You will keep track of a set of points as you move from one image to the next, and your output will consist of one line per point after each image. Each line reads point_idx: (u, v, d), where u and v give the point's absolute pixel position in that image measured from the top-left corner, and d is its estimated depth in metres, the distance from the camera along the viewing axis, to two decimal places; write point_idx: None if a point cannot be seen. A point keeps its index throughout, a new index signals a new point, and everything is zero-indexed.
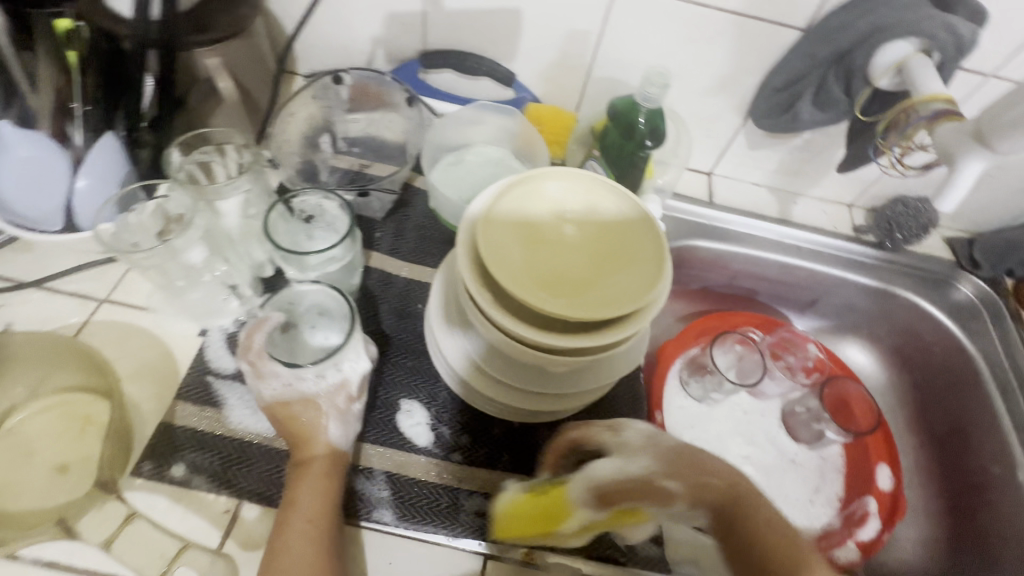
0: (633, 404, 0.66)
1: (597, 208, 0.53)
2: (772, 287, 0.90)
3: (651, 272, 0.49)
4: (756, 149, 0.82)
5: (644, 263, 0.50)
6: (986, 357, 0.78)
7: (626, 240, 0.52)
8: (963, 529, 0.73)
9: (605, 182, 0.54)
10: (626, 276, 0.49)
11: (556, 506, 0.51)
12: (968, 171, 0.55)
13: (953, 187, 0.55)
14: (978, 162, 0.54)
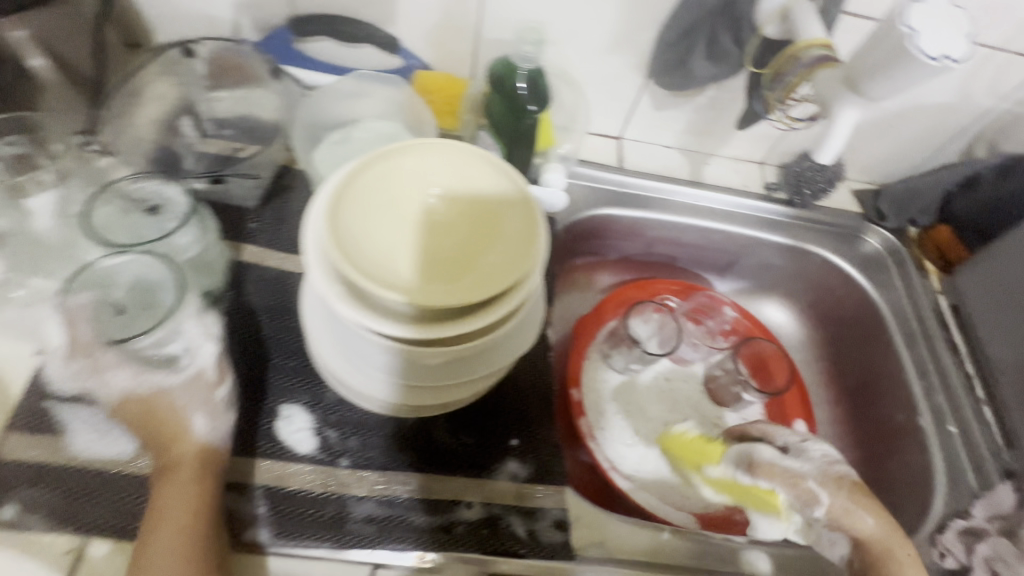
0: (539, 386, 0.63)
1: (461, 177, 0.49)
2: (689, 252, 0.88)
3: (523, 239, 0.45)
4: (662, 110, 0.79)
5: (517, 241, 0.46)
6: (892, 307, 0.80)
7: (496, 206, 0.48)
8: (874, 477, 0.74)
9: (462, 147, 0.49)
10: (499, 247, 0.45)
11: (712, 451, 0.68)
12: (843, 121, 0.63)
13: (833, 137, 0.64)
14: (850, 114, 0.62)
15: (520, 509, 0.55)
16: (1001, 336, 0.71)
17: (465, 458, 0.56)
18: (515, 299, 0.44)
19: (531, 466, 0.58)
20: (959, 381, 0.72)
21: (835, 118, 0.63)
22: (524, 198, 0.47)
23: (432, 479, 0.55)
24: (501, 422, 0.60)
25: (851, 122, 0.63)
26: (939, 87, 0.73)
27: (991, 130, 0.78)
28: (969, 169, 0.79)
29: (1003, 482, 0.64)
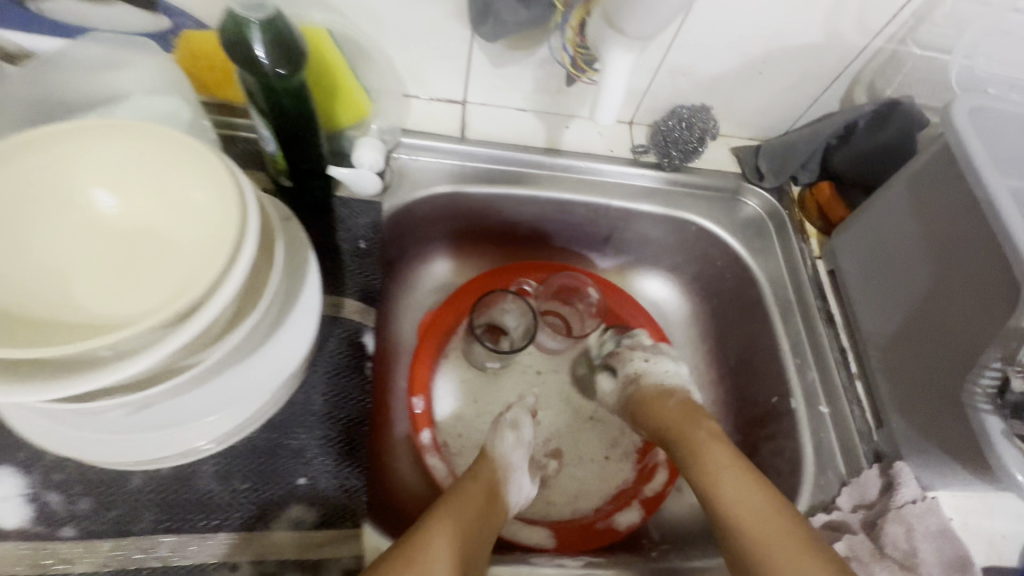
0: (343, 408, 0.54)
1: (120, 171, 0.38)
2: (556, 229, 0.78)
3: (217, 200, 0.37)
4: (502, 67, 0.67)
5: (211, 201, 0.37)
6: (768, 277, 0.72)
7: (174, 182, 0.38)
8: (750, 463, 0.68)
9: (100, 128, 0.37)
10: (197, 222, 0.36)
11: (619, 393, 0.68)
12: (614, 72, 0.51)
13: (604, 92, 0.52)
14: (620, 61, 0.50)
15: (299, 563, 0.46)
16: (872, 310, 0.63)
17: (230, 508, 0.47)
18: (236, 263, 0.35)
19: (320, 509, 0.48)
20: (834, 358, 0.66)
21: (604, 67, 0.51)
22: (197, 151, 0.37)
23: (184, 539, 0.45)
24: (289, 457, 0.50)
25: (624, 72, 0.51)
26: (805, 25, 0.63)
27: (868, 73, 0.69)
28: (846, 117, 0.69)
29: (871, 466, 0.59)
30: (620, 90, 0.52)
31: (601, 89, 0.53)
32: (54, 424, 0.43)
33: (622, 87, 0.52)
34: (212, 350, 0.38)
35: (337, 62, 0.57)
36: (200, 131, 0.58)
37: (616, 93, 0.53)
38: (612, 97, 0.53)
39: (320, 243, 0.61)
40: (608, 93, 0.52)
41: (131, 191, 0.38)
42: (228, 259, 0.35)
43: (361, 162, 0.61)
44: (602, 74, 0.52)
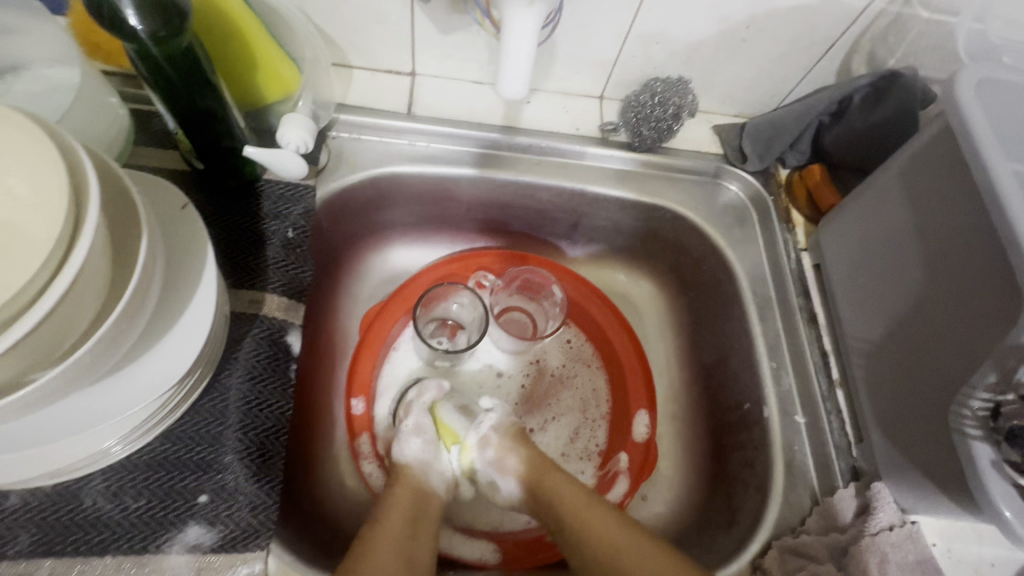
0: (257, 418, 0.49)
1: None
2: (518, 215, 0.71)
3: (39, 163, 0.31)
4: (450, 34, 0.60)
5: (31, 165, 0.31)
6: (747, 271, 0.65)
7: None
8: (717, 473, 0.63)
9: None
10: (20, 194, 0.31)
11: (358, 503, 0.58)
12: (515, 33, 0.45)
13: (506, 57, 0.46)
14: (520, 19, 0.43)
15: None
16: (857, 312, 0.56)
17: (122, 529, 0.42)
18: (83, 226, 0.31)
19: (222, 530, 0.44)
20: (814, 362, 0.59)
21: (505, 27, 0.45)
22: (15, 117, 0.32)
23: (65, 563, 0.41)
24: (191, 472, 0.45)
25: (528, 32, 0.44)
26: None
27: (868, 39, 0.61)
28: (839, 91, 0.61)
29: (846, 485, 0.54)
30: (525, 54, 0.46)
31: (503, 53, 0.46)
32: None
33: (528, 50, 0.46)
34: (53, 365, 0.33)
35: (244, 23, 0.49)
36: (103, 105, 0.51)
37: (521, 58, 0.46)
38: (516, 63, 0.46)
39: (243, 233, 0.55)
40: (511, 58, 0.46)
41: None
42: (55, 256, 0.30)
43: (286, 142, 0.54)
44: (504, 35, 0.45)
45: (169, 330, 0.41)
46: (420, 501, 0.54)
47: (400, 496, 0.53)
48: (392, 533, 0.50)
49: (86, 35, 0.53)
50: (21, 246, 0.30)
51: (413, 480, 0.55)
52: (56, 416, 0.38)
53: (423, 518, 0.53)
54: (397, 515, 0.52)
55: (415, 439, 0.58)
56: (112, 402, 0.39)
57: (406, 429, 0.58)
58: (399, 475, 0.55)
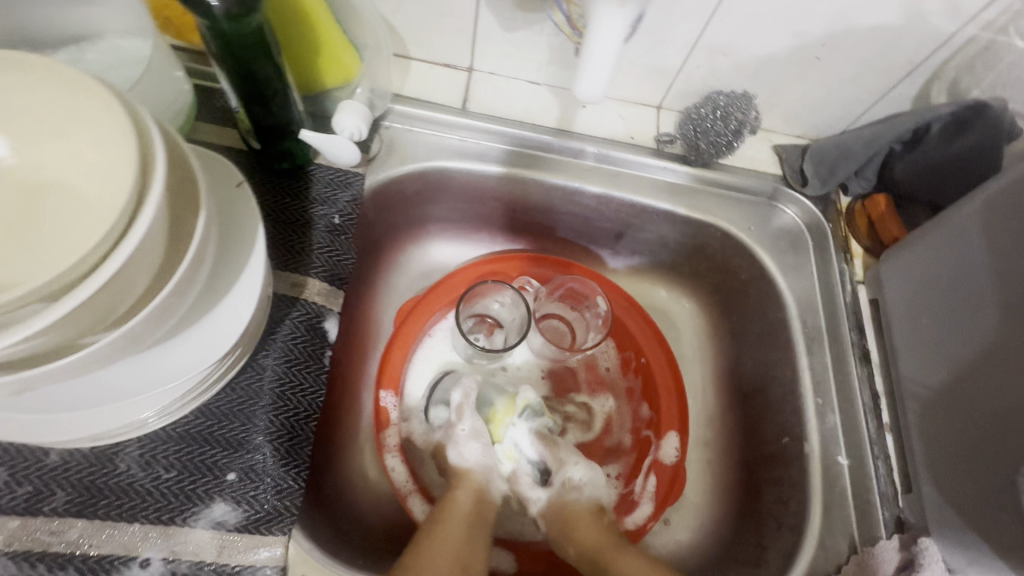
0: (291, 405, 0.49)
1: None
2: (564, 220, 0.70)
3: (105, 121, 0.31)
4: (513, 32, 0.59)
5: (98, 124, 0.32)
6: (799, 301, 0.63)
7: (59, 117, 0.32)
8: (748, 506, 0.60)
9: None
10: (96, 148, 0.31)
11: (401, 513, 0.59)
12: (600, 35, 0.42)
13: (588, 59, 0.45)
14: (608, 22, 0.41)
15: (217, 568, 0.42)
16: (916, 355, 0.53)
17: (154, 496, 0.43)
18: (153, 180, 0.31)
19: (247, 510, 0.44)
20: (863, 404, 0.56)
21: (591, 27, 0.43)
22: (73, 75, 0.32)
23: (95, 526, 0.41)
24: (222, 448, 0.45)
25: (614, 36, 0.42)
26: (881, 4, 0.51)
27: (953, 67, 0.57)
28: (917, 119, 0.58)
29: (890, 537, 0.51)
30: (609, 58, 0.44)
31: (585, 53, 0.45)
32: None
33: (612, 54, 0.44)
34: (108, 330, 0.33)
35: (313, 7, 0.49)
36: (169, 80, 0.52)
37: (604, 61, 0.45)
38: (597, 65, 0.45)
39: (293, 216, 0.55)
40: (593, 60, 0.45)
41: (20, 133, 0.32)
42: (119, 226, 0.30)
43: (342, 129, 0.54)
44: (589, 34, 0.43)
45: (212, 307, 0.41)
46: (479, 505, 0.56)
47: (460, 500, 0.55)
48: (456, 537, 0.52)
49: (158, 9, 0.54)
50: (95, 209, 0.30)
51: (472, 483, 0.57)
52: (102, 383, 0.38)
53: (483, 521, 0.55)
54: (460, 520, 0.53)
55: (474, 443, 0.59)
56: (156, 373, 0.39)
57: (466, 433, 0.59)
58: (461, 477, 0.57)
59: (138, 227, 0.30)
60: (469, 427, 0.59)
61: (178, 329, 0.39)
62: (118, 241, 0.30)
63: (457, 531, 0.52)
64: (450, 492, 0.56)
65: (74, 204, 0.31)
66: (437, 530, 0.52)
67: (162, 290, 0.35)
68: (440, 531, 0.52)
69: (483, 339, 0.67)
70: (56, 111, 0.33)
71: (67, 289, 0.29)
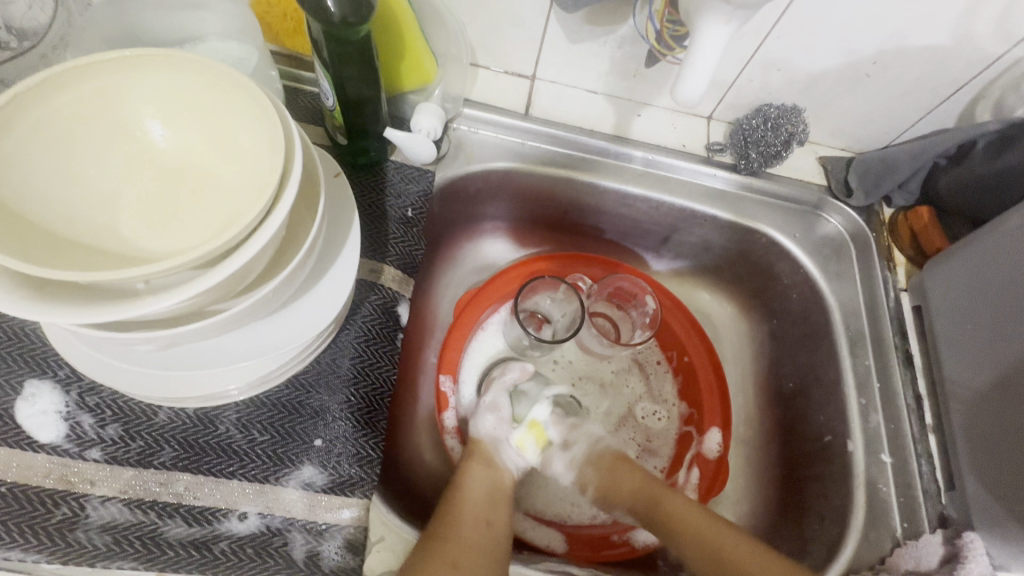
0: (369, 381, 0.52)
1: (159, 110, 0.38)
2: (613, 222, 0.73)
3: (255, 112, 0.36)
4: (579, 44, 0.63)
5: (250, 116, 0.36)
6: (841, 305, 0.65)
7: (215, 110, 0.38)
8: (789, 500, 0.63)
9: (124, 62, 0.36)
10: (249, 138, 0.36)
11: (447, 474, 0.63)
12: (705, 45, 0.45)
13: (690, 68, 0.46)
14: (715, 33, 0.45)
15: (306, 526, 0.46)
16: (960, 360, 0.55)
17: (250, 456, 0.47)
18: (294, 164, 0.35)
19: (332, 474, 0.48)
20: (906, 405, 0.59)
21: (695, 41, 0.46)
22: (221, 70, 0.36)
23: (198, 480, 0.45)
24: (308, 417, 0.49)
25: (717, 46, 0.45)
26: (935, 26, 0.54)
27: (999, 87, 0.60)
28: (961, 135, 0.61)
29: (933, 532, 0.53)
30: (710, 66, 0.46)
31: (687, 64, 0.46)
32: (77, 342, 0.41)
33: (713, 64, 0.46)
34: (240, 298, 0.37)
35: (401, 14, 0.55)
36: (267, 79, 0.57)
37: (705, 69, 0.46)
38: (699, 74, 0.46)
39: (370, 208, 0.60)
40: (696, 69, 0.46)
41: (177, 124, 0.38)
42: (268, 204, 0.34)
43: (419, 129, 0.59)
44: (690, 47, 0.46)
45: (313, 286, 0.45)
46: (492, 473, 0.58)
47: (475, 470, 0.57)
48: (475, 504, 0.54)
49: (261, 16, 0.60)
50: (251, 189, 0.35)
51: (484, 453, 0.59)
52: (217, 346, 0.42)
53: (498, 487, 0.57)
54: (475, 486, 0.55)
55: (489, 415, 0.61)
56: (265, 341, 0.42)
57: (484, 405, 0.62)
58: (475, 448, 0.59)
59: (282, 205, 0.35)
60: (495, 399, 0.63)
61: (286, 303, 0.43)
62: (264, 217, 0.35)
63: (474, 497, 0.54)
64: (465, 463, 0.57)
65: (224, 193, 0.37)
66: (455, 498, 0.54)
67: (282, 267, 0.39)
68: (460, 499, 0.54)
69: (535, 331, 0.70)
70: (211, 106, 0.38)
71: (224, 257, 0.34)
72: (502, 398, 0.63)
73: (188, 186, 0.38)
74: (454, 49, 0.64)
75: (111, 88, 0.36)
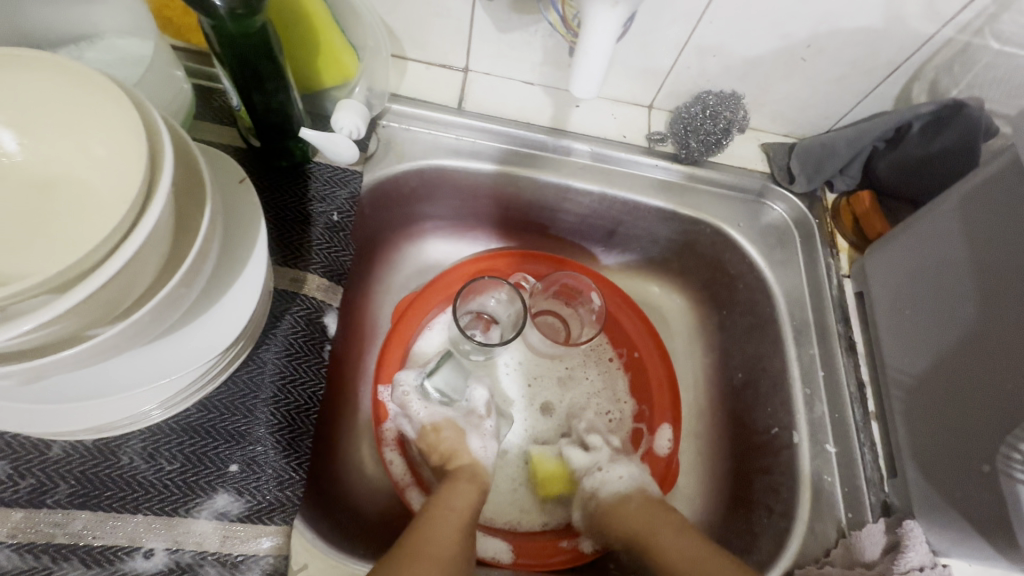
0: (291, 400, 0.49)
1: (8, 119, 0.34)
2: (557, 217, 0.71)
3: (116, 119, 0.32)
4: (508, 33, 0.60)
5: (113, 125, 0.33)
6: (787, 294, 0.64)
7: (75, 118, 0.34)
8: (740, 494, 0.62)
9: None
10: (112, 147, 0.33)
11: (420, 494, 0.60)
12: (594, 31, 0.43)
13: (582, 55, 0.45)
14: (601, 19, 0.42)
15: (219, 559, 0.43)
16: (899, 344, 0.55)
17: (158, 487, 0.44)
18: (160, 174, 0.32)
19: (250, 501, 0.45)
20: (850, 392, 0.58)
21: (586, 25, 0.43)
22: (77, 72, 0.32)
23: (97, 517, 0.42)
24: (223, 441, 0.46)
25: (607, 32, 0.43)
26: (862, 5, 0.53)
27: (932, 67, 0.59)
28: (898, 117, 0.60)
29: (876, 521, 0.53)
30: (602, 55, 0.44)
31: (580, 52, 0.45)
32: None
33: (606, 51, 0.44)
34: (111, 324, 0.34)
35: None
36: (169, 78, 0.53)
37: (598, 58, 0.45)
38: (592, 62, 0.45)
39: (292, 213, 0.56)
40: (588, 56, 0.45)
41: (35, 133, 0.34)
42: (130, 220, 0.31)
43: (340, 127, 0.55)
44: (582, 33, 0.44)
45: (215, 302, 0.41)
46: (479, 498, 0.56)
47: (462, 490, 0.55)
48: (455, 521, 0.52)
49: (159, 9, 0.55)
50: (113, 204, 0.31)
51: (482, 481, 0.58)
52: (104, 373, 0.38)
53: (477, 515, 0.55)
54: (461, 505, 0.54)
55: (490, 443, 0.62)
56: (162, 363, 0.39)
57: (487, 430, 0.62)
58: (473, 472, 0.58)
59: (147, 222, 0.31)
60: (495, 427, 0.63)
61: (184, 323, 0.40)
62: (129, 234, 0.31)
63: (455, 517, 0.52)
64: (455, 482, 0.56)
65: (88, 206, 0.33)
66: (434, 513, 0.52)
67: (166, 283, 0.36)
68: (442, 514, 0.52)
69: (476, 332, 0.68)
70: (70, 111, 0.34)
71: (78, 280, 0.30)
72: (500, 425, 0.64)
73: (48, 199, 0.34)
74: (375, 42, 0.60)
75: None
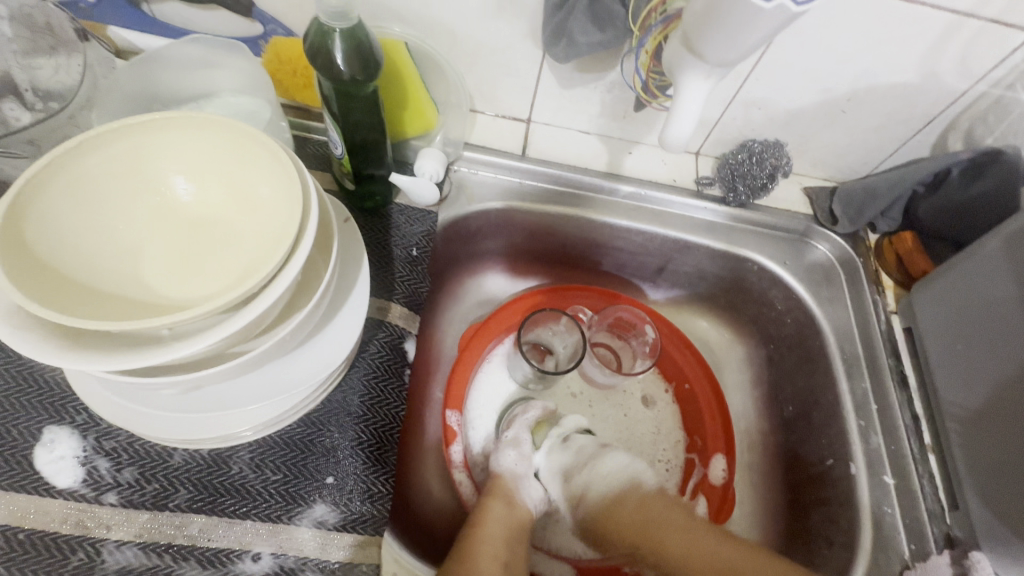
0: (380, 420, 0.53)
1: (181, 169, 0.40)
2: (609, 255, 0.76)
3: (277, 172, 0.38)
4: (570, 89, 0.66)
5: (272, 176, 0.39)
6: (835, 329, 0.67)
7: (238, 170, 0.40)
8: (797, 524, 0.63)
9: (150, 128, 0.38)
10: (269, 194, 0.39)
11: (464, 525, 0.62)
12: (687, 97, 0.49)
13: (677, 116, 0.49)
14: (694, 87, 0.48)
15: (320, 566, 0.46)
16: (952, 378, 0.57)
17: (263, 495, 0.48)
18: (309, 214, 0.37)
19: (344, 511, 0.48)
20: (905, 424, 0.60)
21: (679, 92, 0.49)
22: (245, 133, 0.39)
23: (212, 521, 0.46)
24: (319, 454, 0.50)
25: (698, 97, 0.48)
26: (902, 64, 0.58)
27: (967, 119, 0.63)
28: (936, 164, 0.64)
29: (940, 552, 0.54)
30: (693, 116, 0.49)
31: (673, 115, 0.50)
32: (98, 386, 0.43)
33: (696, 113, 0.49)
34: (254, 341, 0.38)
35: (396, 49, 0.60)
36: (279, 130, 0.59)
37: (689, 119, 0.50)
38: (684, 122, 0.50)
39: (377, 248, 0.62)
40: (680, 118, 0.49)
41: (201, 179, 0.41)
42: (289, 252, 0.36)
43: (423, 172, 0.62)
44: (674, 98, 0.49)
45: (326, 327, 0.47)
46: (511, 511, 0.59)
47: (493, 509, 0.58)
48: (493, 543, 0.55)
49: (272, 72, 0.64)
50: (273, 241, 0.37)
51: (504, 492, 0.60)
52: (234, 388, 0.43)
53: (516, 525, 0.59)
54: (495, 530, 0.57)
55: (511, 451, 0.64)
56: (281, 381, 0.44)
57: (507, 441, 0.65)
58: (495, 485, 0.61)
59: (297, 253, 0.36)
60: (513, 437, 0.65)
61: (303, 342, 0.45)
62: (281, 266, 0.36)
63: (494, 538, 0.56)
64: (483, 502, 0.59)
65: (244, 243, 0.39)
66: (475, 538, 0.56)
67: (299, 309, 0.41)
68: (477, 537, 0.56)
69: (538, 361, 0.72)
70: (233, 162, 0.40)
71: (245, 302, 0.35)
72: (524, 433, 0.66)
73: (208, 237, 0.40)
74: (454, 99, 0.68)
75: (143, 149, 0.39)
